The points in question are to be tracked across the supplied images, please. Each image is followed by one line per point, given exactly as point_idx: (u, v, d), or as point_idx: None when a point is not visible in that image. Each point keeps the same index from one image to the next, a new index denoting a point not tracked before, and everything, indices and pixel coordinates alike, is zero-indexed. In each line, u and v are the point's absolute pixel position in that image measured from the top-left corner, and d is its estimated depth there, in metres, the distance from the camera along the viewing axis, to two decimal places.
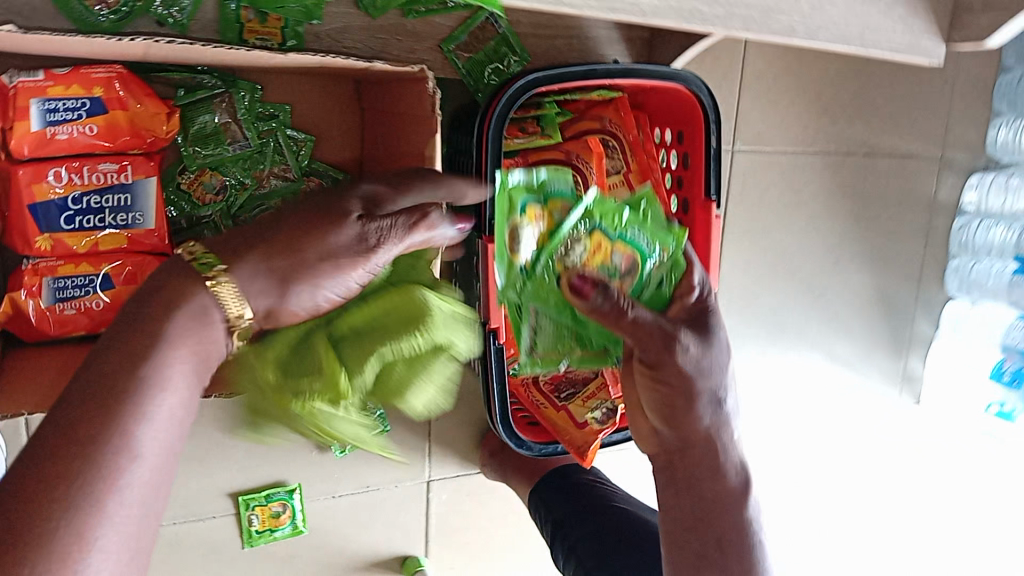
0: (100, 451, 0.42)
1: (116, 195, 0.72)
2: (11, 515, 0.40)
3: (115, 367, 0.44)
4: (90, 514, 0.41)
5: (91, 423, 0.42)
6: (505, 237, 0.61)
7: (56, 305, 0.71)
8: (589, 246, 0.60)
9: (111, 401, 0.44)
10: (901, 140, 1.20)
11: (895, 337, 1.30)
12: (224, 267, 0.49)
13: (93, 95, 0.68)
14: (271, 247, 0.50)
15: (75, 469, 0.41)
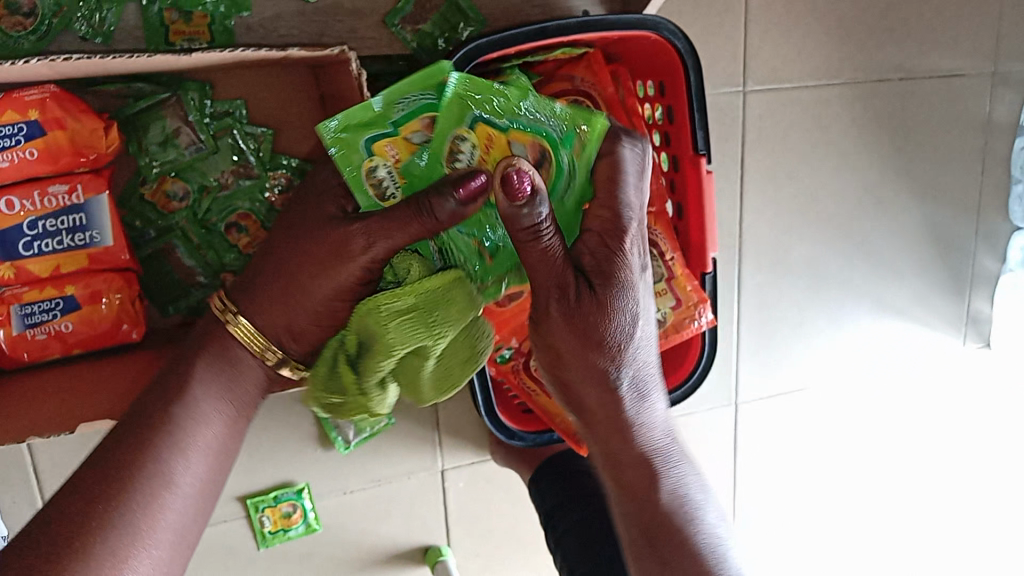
0: (147, 483, 0.56)
1: (71, 216, 0.70)
2: (67, 527, 0.52)
3: (159, 418, 0.59)
4: (133, 532, 0.54)
5: (134, 455, 0.56)
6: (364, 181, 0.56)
7: (27, 332, 0.71)
8: (478, 145, 0.54)
9: (154, 435, 0.58)
10: (945, 58, 1.08)
11: (957, 277, 1.18)
12: (233, 308, 0.61)
13: (28, 118, 0.67)
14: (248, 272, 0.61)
15: (118, 488, 0.55)
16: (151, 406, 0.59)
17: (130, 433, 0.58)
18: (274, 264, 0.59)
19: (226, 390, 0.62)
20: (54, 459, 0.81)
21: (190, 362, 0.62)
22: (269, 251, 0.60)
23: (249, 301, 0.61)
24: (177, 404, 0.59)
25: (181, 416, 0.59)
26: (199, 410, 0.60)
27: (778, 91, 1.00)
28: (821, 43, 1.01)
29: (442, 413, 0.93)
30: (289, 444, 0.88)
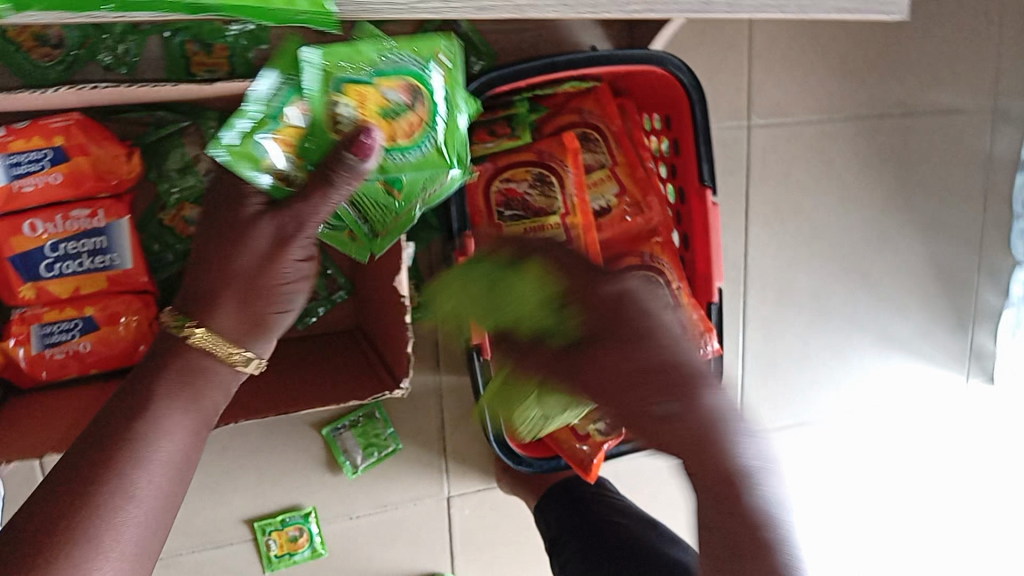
0: (103, 493, 0.47)
1: (92, 239, 0.72)
2: (27, 541, 0.44)
3: (119, 426, 0.49)
4: (90, 544, 0.45)
5: (90, 469, 0.47)
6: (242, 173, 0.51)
7: (46, 351, 0.73)
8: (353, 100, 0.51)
9: (115, 445, 0.48)
10: (945, 95, 1.10)
11: (960, 311, 1.19)
12: (196, 322, 0.53)
13: (54, 144, 0.69)
14: (205, 301, 0.53)
15: (84, 490, 0.46)
16: (111, 420, 0.50)
17: (93, 442, 0.49)
18: (208, 265, 0.53)
19: (191, 406, 0.52)
20: None
21: (156, 372, 0.52)
22: (204, 256, 0.53)
23: (206, 305, 0.53)
24: (141, 418, 0.50)
25: (138, 433, 0.49)
26: (164, 426, 0.50)
27: (780, 125, 1.03)
28: (823, 80, 1.03)
29: (449, 439, 0.94)
30: (297, 467, 0.89)
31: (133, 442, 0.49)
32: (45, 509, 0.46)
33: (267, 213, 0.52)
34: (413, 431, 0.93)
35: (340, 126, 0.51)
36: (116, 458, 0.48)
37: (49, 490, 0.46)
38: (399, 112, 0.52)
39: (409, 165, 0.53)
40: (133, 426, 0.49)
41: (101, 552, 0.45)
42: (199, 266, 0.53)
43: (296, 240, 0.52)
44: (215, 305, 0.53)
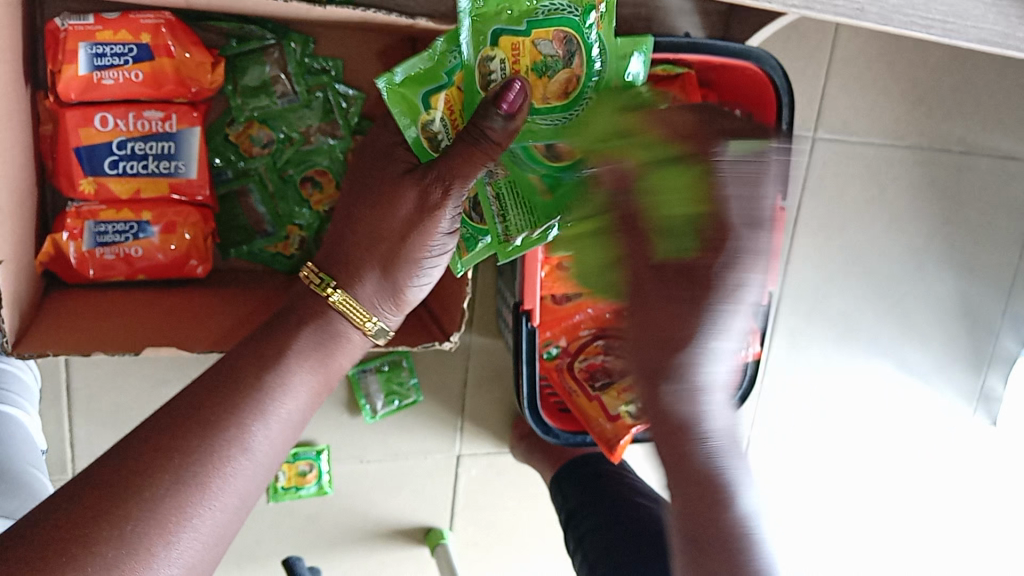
0: (220, 435, 0.49)
1: (160, 143, 0.71)
2: (141, 460, 0.46)
3: (242, 376, 0.52)
4: (196, 484, 0.46)
5: (215, 409, 0.50)
6: (417, 138, 0.55)
7: (97, 250, 0.71)
8: (443, 111, 0.55)
9: (232, 396, 0.51)
10: (1006, 139, 1.10)
11: (977, 353, 1.20)
12: (338, 285, 0.58)
13: (140, 41, 0.68)
14: (357, 245, 0.58)
15: (202, 431, 0.48)
16: (234, 367, 0.53)
17: (221, 384, 0.52)
18: (349, 224, 0.58)
19: (312, 372, 0.56)
20: (91, 380, 0.82)
21: (289, 334, 0.56)
22: (351, 219, 0.59)
23: (349, 269, 0.58)
24: (268, 371, 0.53)
25: (265, 382, 0.53)
26: (288, 382, 0.54)
27: (843, 143, 1.03)
28: (893, 104, 1.03)
29: (468, 399, 0.94)
30: (317, 404, 0.89)
31: (258, 391, 0.52)
32: (163, 434, 0.48)
33: (412, 177, 0.55)
34: (436, 385, 0.93)
35: (438, 140, 0.55)
36: (236, 409, 0.50)
37: (170, 421, 0.49)
38: (471, 81, 0.53)
39: (548, 132, 0.54)
40: (259, 376, 0.53)
41: (215, 489, 0.47)
42: (348, 227, 0.58)
43: (439, 207, 0.55)
44: (359, 271, 0.58)
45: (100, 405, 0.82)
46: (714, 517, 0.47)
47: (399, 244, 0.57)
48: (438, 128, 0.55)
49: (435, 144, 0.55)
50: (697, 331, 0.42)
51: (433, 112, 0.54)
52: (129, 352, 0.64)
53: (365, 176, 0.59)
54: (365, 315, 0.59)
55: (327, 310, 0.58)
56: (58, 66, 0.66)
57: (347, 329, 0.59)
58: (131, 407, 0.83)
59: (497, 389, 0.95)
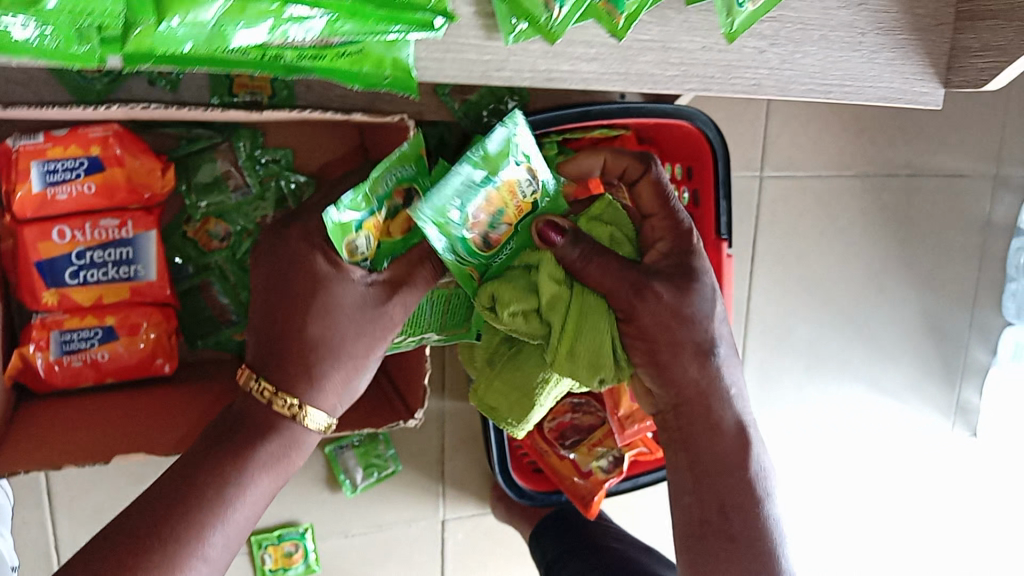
0: (176, 550, 0.50)
1: (118, 249, 0.73)
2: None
3: (206, 479, 0.52)
4: None
5: (158, 539, 0.50)
6: (344, 250, 0.54)
7: (64, 358, 0.72)
8: (368, 232, 0.54)
9: (193, 507, 0.51)
10: (951, 158, 1.13)
11: (948, 366, 1.22)
12: (297, 402, 0.55)
13: (90, 153, 0.70)
14: (293, 362, 0.55)
15: (157, 546, 0.49)
16: (195, 476, 0.53)
17: (176, 491, 0.52)
18: (292, 336, 0.55)
19: (278, 473, 0.56)
20: (70, 483, 0.83)
21: (249, 441, 0.54)
22: (306, 340, 0.55)
23: (306, 381, 0.55)
24: (228, 476, 0.53)
25: (226, 496, 0.52)
26: (262, 478, 0.55)
27: (792, 178, 1.05)
28: (835, 136, 1.06)
29: (447, 464, 0.96)
30: (296, 485, 0.89)
31: (216, 501, 0.52)
32: (112, 560, 0.49)
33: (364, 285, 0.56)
34: (414, 453, 0.94)
35: (358, 252, 0.55)
36: (196, 518, 0.51)
37: (124, 538, 0.50)
38: (394, 212, 0.56)
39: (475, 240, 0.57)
40: (224, 482, 0.53)
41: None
42: (294, 342, 0.55)
43: (397, 323, 0.58)
44: (320, 379, 0.56)
45: (81, 505, 0.83)
46: (726, 481, 0.62)
47: (364, 360, 0.57)
48: (361, 244, 0.55)
49: (355, 255, 0.55)
50: (681, 339, 0.59)
51: (360, 232, 0.54)
52: (100, 461, 0.65)
53: (292, 281, 0.55)
54: (324, 422, 0.57)
55: (285, 424, 0.55)
56: (12, 186, 0.68)
57: (305, 434, 0.57)
58: (112, 504, 0.84)
59: (474, 451, 0.97)
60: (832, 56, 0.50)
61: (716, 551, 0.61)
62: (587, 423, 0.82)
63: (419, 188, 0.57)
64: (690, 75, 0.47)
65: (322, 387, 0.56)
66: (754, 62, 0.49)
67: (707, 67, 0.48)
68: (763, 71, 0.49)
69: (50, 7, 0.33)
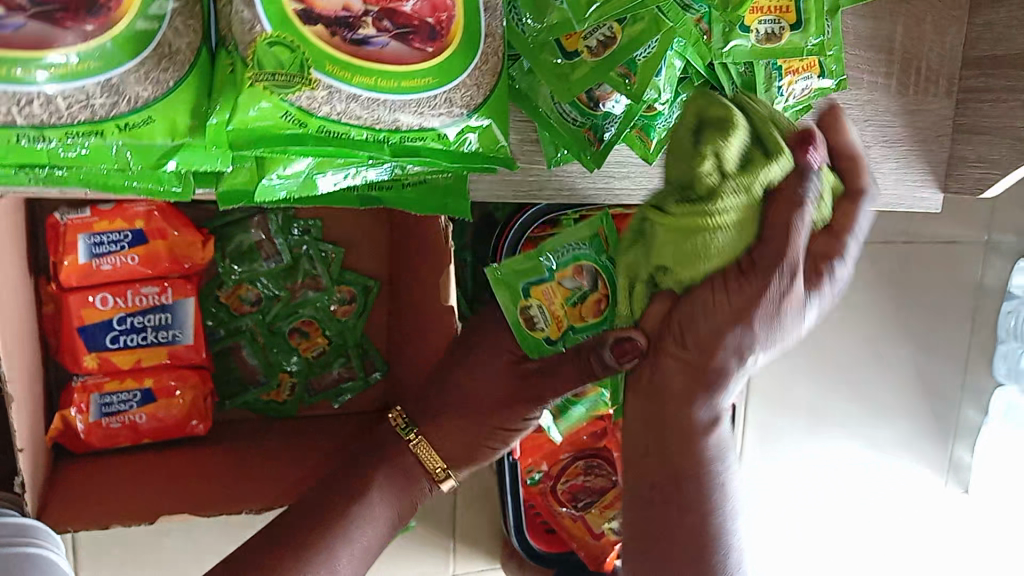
0: (307, 561, 0.57)
1: (158, 315, 0.77)
2: None
3: (335, 504, 0.60)
4: None
5: (290, 561, 0.56)
6: (517, 321, 0.58)
7: (103, 420, 0.75)
8: (541, 301, 0.56)
9: (324, 528, 0.59)
10: (945, 227, 1.19)
11: (941, 424, 1.26)
12: (420, 433, 0.65)
13: (134, 227, 0.74)
14: (442, 409, 0.64)
15: (288, 561, 0.56)
16: (320, 509, 0.60)
17: (301, 519, 0.59)
18: (442, 385, 0.65)
19: (399, 502, 0.63)
20: (95, 539, 0.85)
21: (372, 465, 0.63)
22: (448, 387, 0.64)
23: (429, 424, 0.64)
24: (353, 501, 0.61)
25: (349, 512, 0.60)
26: (375, 510, 0.61)
27: None
28: None
29: (459, 521, 0.99)
30: None
31: (342, 524, 0.59)
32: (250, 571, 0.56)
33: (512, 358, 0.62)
34: (427, 511, 0.97)
35: (535, 326, 0.57)
36: (326, 537, 0.58)
37: (259, 555, 0.57)
38: (577, 297, 0.55)
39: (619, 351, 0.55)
40: (348, 506, 0.60)
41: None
42: (435, 391, 0.65)
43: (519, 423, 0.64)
44: (441, 424, 0.64)
45: (105, 560, 0.86)
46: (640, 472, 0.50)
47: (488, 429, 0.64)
48: (534, 312, 0.57)
49: (537, 331, 0.57)
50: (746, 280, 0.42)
51: (531, 300, 0.57)
52: (145, 521, 0.68)
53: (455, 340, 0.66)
54: (440, 465, 0.65)
55: (406, 451, 0.64)
56: (58, 257, 0.72)
57: (420, 473, 0.65)
58: (134, 559, 0.87)
59: (485, 509, 1.00)
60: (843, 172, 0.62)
61: (665, 516, 0.49)
62: (598, 484, 0.86)
63: (598, 266, 0.54)
64: None
65: (441, 434, 0.64)
66: None
67: None
68: None
69: (171, 169, 0.42)
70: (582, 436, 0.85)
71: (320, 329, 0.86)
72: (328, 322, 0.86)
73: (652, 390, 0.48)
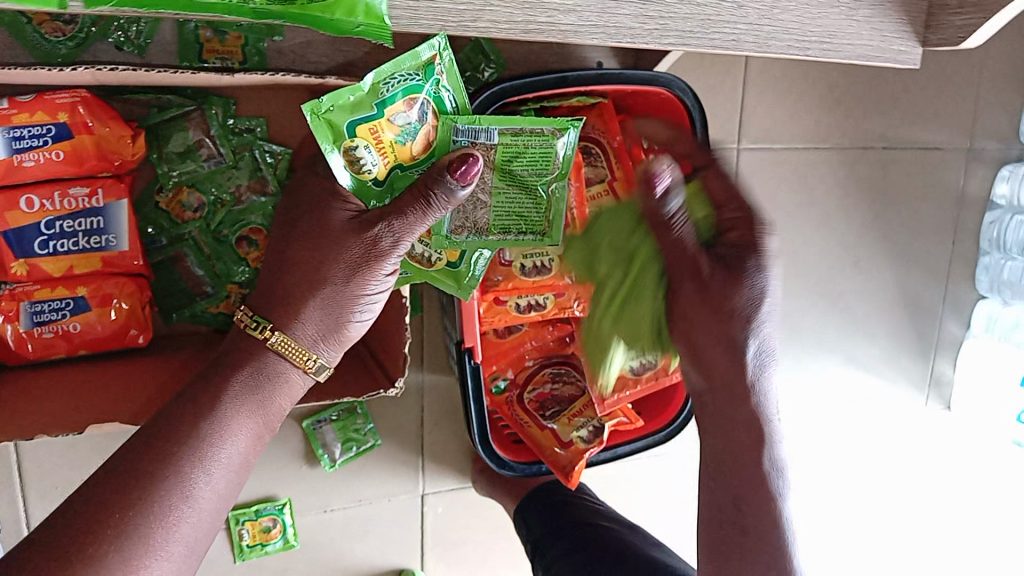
0: (156, 487, 0.52)
1: (88, 219, 0.71)
2: (75, 533, 0.49)
3: (184, 419, 0.55)
4: (131, 542, 0.50)
5: (138, 492, 0.51)
6: (342, 162, 0.60)
7: (34, 329, 0.72)
8: (366, 139, 0.60)
9: (175, 449, 0.54)
10: (926, 132, 1.13)
11: (922, 340, 1.23)
12: (274, 325, 0.60)
13: (58, 120, 0.68)
14: (277, 302, 0.60)
15: (134, 501, 0.51)
16: (166, 427, 0.55)
17: (149, 441, 0.54)
18: (286, 265, 0.60)
19: (256, 409, 0.58)
20: (41, 459, 0.81)
21: (227, 373, 0.58)
22: (289, 265, 0.60)
23: (286, 311, 0.60)
24: (204, 419, 0.55)
25: (202, 434, 0.55)
26: (229, 428, 0.56)
27: (767, 150, 1.05)
28: (813, 108, 1.06)
29: (427, 439, 0.95)
30: (274, 461, 0.89)
31: (197, 444, 0.54)
32: (88, 512, 0.50)
33: (358, 224, 0.59)
34: (392, 428, 0.93)
35: (363, 167, 0.61)
36: (176, 461, 0.53)
37: (101, 486, 0.51)
38: (411, 133, 0.61)
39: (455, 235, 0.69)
40: (197, 424, 0.55)
41: (155, 544, 0.51)
42: (282, 268, 0.60)
43: (388, 256, 0.60)
44: (298, 306, 0.60)
45: (53, 482, 0.82)
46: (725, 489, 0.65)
47: (350, 299, 0.60)
48: (359, 151, 0.60)
49: (365, 173, 0.61)
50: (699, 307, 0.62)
51: (357, 139, 0.60)
52: (75, 432, 0.65)
53: (299, 218, 0.61)
54: (304, 352, 0.60)
55: (266, 352, 0.59)
56: None
57: (282, 366, 0.60)
58: (83, 481, 0.83)
59: (455, 425, 0.96)
60: (811, 13, 0.54)
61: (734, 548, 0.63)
62: (568, 394, 0.84)
63: (426, 97, 0.61)
64: (668, 30, 0.50)
65: (305, 318, 0.60)
66: (734, 16, 0.52)
67: (686, 20, 0.51)
68: (743, 26, 0.52)
69: None
70: (549, 342, 0.84)
71: (268, 237, 0.81)
72: None
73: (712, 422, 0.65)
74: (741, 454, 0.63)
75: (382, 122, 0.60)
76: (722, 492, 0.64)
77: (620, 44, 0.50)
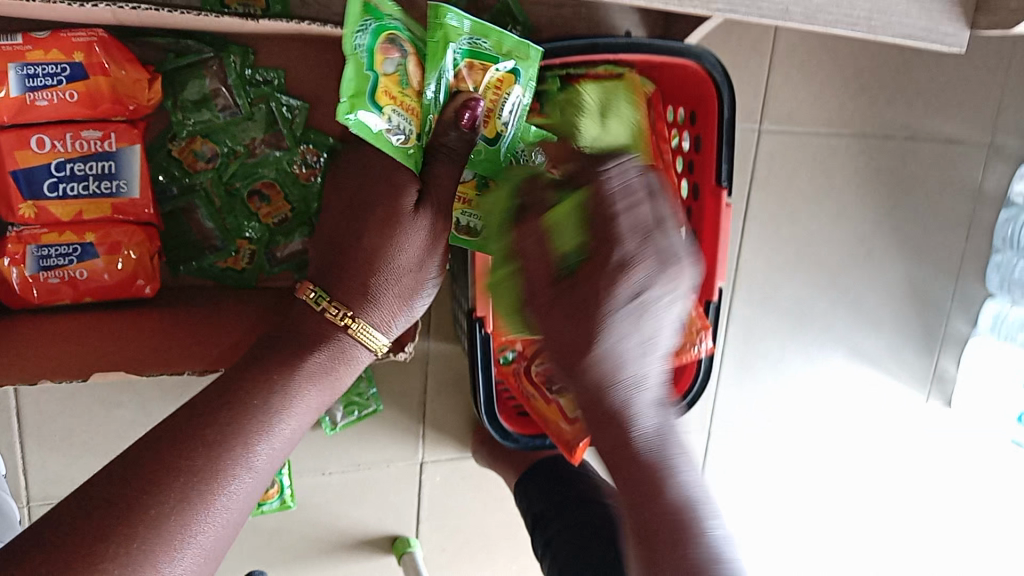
0: (221, 453, 0.51)
1: (100, 163, 0.70)
2: (134, 495, 0.47)
3: (249, 389, 0.55)
4: (197, 504, 0.49)
5: (202, 456, 0.50)
6: (386, 140, 0.56)
7: (40, 274, 0.70)
8: (391, 103, 0.56)
9: (243, 416, 0.53)
10: (949, 124, 1.12)
11: (928, 334, 1.22)
12: (353, 311, 0.60)
13: (73, 59, 0.66)
14: (349, 284, 0.60)
15: (204, 464, 0.50)
16: (233, 392, 0.54)
17: (218, 403, 0.53)
18: (355, 246, 0.59)
19: (324, 389, 0.59)
20: (41, 406, 0.80)
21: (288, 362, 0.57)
22: (354, 238, 0.60)
23: (360, 295, 0.60)
24: (270, 396, 0.55)
25: (269, 405, 0.55)
26: (287, 404, 0.56)
27: (788, 134, 1.04)
28: (837, 93, 1.04)
29: (429, 407, 0.95)
30: None
31: (262, 415, 0.54)
32: (149, 469, 0.48)
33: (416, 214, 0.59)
34: (395, 394, 0.92)
35: (399, 130, 0.57)
36: (243, 426, 0.53)
37: (166, 445, 0.50)
38: (405, 73, 0.57)
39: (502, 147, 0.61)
40: (258, 398, 0.54)
41: (212, 515, 0.49)
42: (346, 246, 0.60)
43: (444, 234, 0.61)
44: (374, 293, 0.60)
45: (51, 430, 0.81)
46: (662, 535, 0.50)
47: (416, 283, 0.62)
48: (396, 116, 0.57)
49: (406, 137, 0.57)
50: (603, 292, 0.44)
51: (385, 108, 0.56)
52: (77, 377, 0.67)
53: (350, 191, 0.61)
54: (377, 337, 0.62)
55: (340, 335, 0.60)
56: None
57: (355, 348, 0.61)
58: (82, 429, 0.82)
59: (458, 394, 0.96)
60: None
61: None
62: None
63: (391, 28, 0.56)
64: None
65: (380, 305, 0.61)
66: None
67: None
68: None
69: None
70: None
71: (281, 193, 0.80)
72: (290, 186, 0.80)
73: (608, 434, 0.50)
74: (643, 465, 0.50)
75: (387, 79, 0.56)
76: (630, 528, 0.51)
77: (668, 7, 0.48)
